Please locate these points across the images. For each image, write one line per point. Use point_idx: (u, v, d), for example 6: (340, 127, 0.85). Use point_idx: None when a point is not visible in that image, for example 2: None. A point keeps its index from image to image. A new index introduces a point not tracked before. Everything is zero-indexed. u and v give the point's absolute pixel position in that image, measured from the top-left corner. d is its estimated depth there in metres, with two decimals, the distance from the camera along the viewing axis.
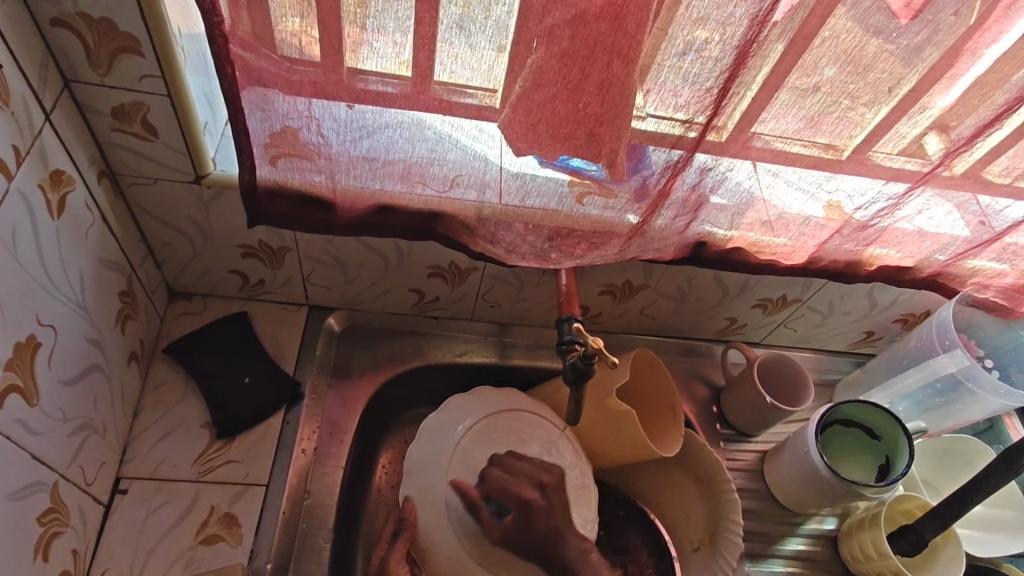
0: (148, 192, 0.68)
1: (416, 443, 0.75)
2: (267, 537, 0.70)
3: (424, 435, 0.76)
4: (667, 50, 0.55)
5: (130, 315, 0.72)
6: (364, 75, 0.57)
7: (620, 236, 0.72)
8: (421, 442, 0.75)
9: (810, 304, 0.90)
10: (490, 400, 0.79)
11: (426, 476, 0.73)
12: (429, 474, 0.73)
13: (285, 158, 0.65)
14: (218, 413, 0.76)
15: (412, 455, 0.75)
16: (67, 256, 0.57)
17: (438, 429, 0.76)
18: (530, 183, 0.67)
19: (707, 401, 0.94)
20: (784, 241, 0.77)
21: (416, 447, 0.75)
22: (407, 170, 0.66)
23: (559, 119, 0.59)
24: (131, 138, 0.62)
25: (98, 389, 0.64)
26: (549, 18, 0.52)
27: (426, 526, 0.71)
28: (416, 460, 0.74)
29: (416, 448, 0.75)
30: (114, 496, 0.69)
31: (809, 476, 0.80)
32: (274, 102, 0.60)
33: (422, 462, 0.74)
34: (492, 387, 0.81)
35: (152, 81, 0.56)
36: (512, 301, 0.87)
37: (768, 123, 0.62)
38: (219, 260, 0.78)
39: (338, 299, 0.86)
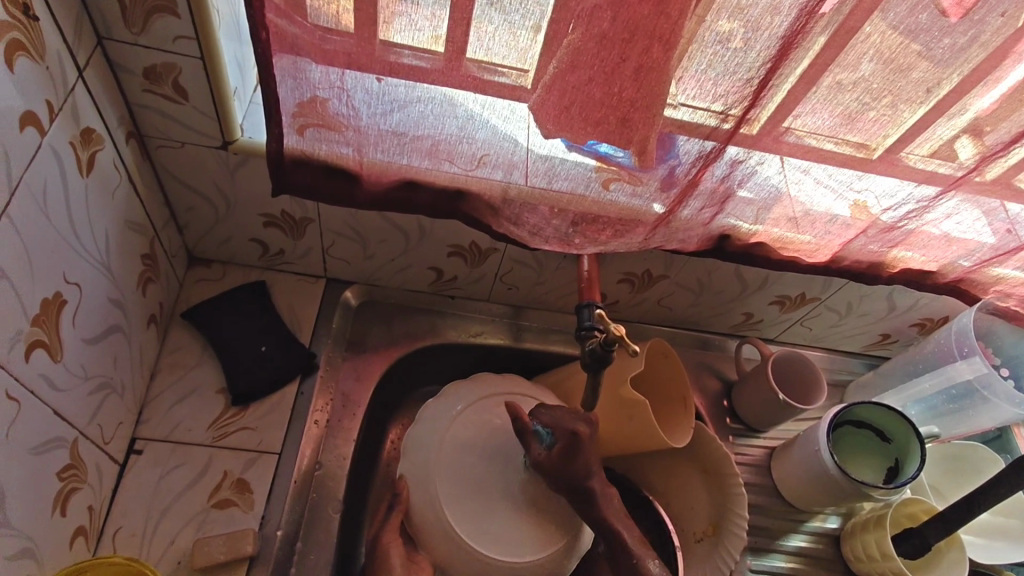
0: (175, 155, 0.68)
1: (415, 427, 0.78)
2: (279, 504, 0.71)
3: (422, 417, 0.79)
4: (702, 40, 0.54)
5: (151, 278, 0.72)
6: (396, 48, 0.57)
7: (646, 225, 0.72)
8: (418, 423, 0.79)
9: (828, 303, 0.90)
10: (488, 385, 0.80)
11: (416, 456, 0.76)
12: (422, 454, 0.75)
13: (313, 128, 0.65)
14: (233, 380, 0.76)
15: (413, 436, 0.78)
16: (93, 215, 0.57)
17: (435, 413, 0.78)
18: (558, 166, 0.67)
19: (718, 395, 0.94)
20: (809, 239, 0.76)
21: (415, 428, 0.78)
22: (435, 146, 0.66)
23: (593, 103, 0.58)
24: (162, 100, 0.61)
25: (118, 348, 0.65)
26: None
27: (416, 504, 0.73)
28: (414, 440, 0.77)
29: (417, 430, 0.78)
30: (129, 455, 0.70)
31: (816, 473, 0.80)
32: (305, 70, 0.59)
33: (420, 442, 0.77)
34: (495, 374, 0.82)
35: (186, 43, 0.56)
36: (530, 284, 0.87)
37: (803, 117, 0.61)
38: (241, 227, 0.78)
39: (356, 274, 0.86)
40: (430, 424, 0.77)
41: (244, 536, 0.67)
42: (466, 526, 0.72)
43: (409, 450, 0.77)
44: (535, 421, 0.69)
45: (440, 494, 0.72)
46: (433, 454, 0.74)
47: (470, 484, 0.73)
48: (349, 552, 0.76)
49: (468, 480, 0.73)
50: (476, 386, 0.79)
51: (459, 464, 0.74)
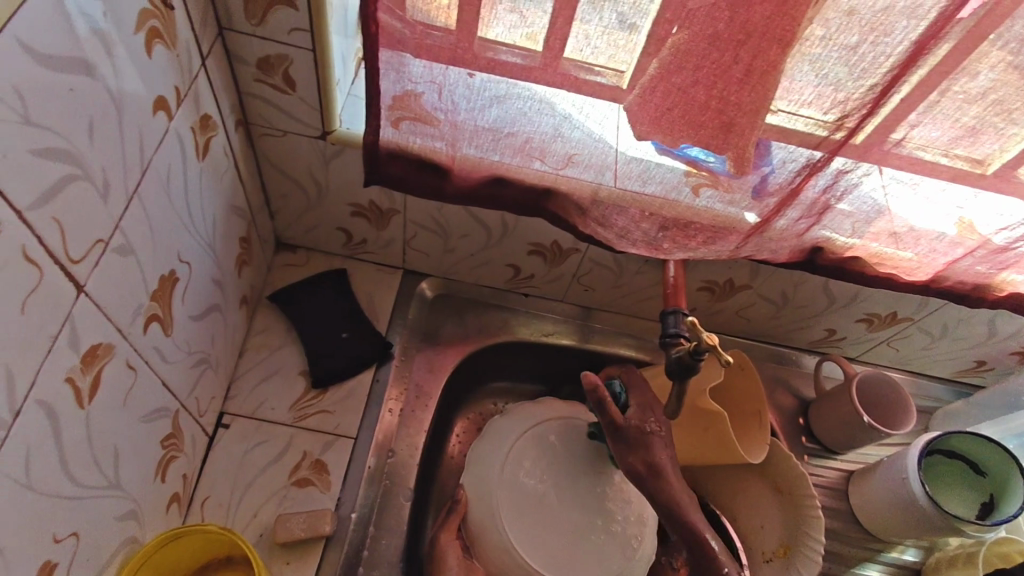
0: (276, 143, 0.70)
1: (480, 440, 0.79)
2: (354, 487, 0.73)
3: (488, 434, 0.79)
4: (815, 43, 0.51)
5: (245, 260, 0.75)
6: (495, 44, 0.57)
7: (739, 233, 0.70)
8: (483, 438, 0.79)
9: (921, 324, 0.85)
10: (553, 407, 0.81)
11: (478, 469, 0.76)
12: (485, 465, 0.76)
13: (409, 121, 0.66)
14: (313, 363, 0.79)
15: (477, 448, 0.79)
16: (205, 198, 0.60)
17: (503, 427, 0.79)
18: (652, 169, 0.66)
19: (793, 412, 0.91)
20: (909, 255, 0.72)
21: (481, 443, 0.79)
22: (528, 144, 0.66)
23: (698, 105, 0.57)
24: (270, 89, 0.63)
25: (215, 326, 0.68)
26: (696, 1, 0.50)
27: (473, 511, 0.73)
28: (478, 454, 0.78)
29: (482, 443, 0.78)
30: (217, 429, 0.73)
31: (904, 502, 0.76)
32: (408, 65, 0.60)
33: (483, 456, 0.77)
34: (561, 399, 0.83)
35: (301, 35, 0.58)
36: (606, 286, 0.86)
37: (919, 128, 0.57)
38: (329, 216, 0.80)
39: (433, 267, 0.87)
40: (496, 437, 0.78)
41: (323, 516, 0.69)
42: (522, 540, 0.72)
43: (473, 462, 0.77)
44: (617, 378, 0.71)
45: (500, 505, 0.73)
46: (498, 468, 0.75)
47: (530, 499, 0.74)
48: (416, 539, 0.77)
49: (529, 496, 0.74)
50: (543, 406, 0.80)
51: (518, 480, 0.75)
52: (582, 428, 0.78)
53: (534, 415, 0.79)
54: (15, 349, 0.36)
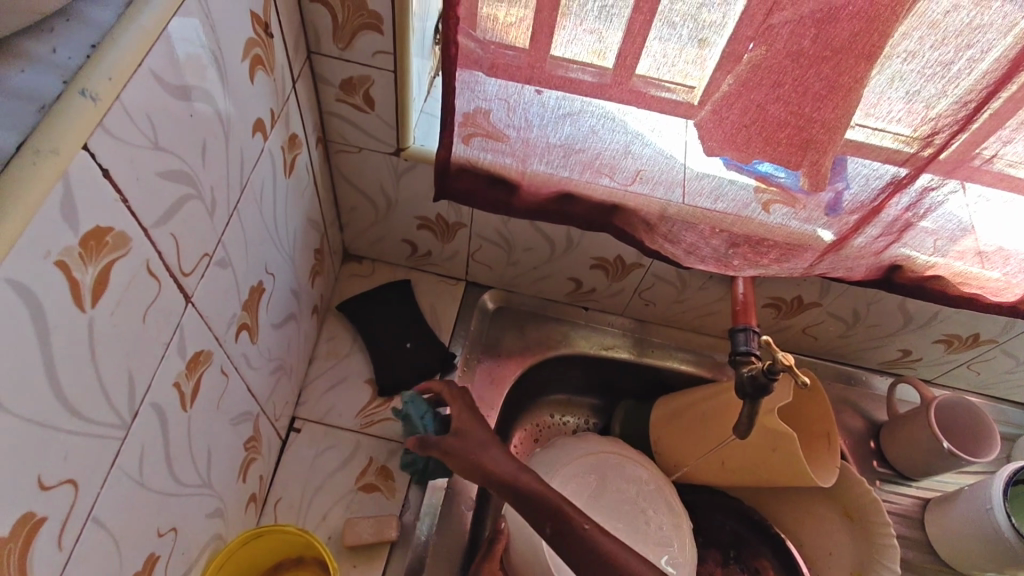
0: (351, 159, 0.73)
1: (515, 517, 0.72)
2: (418, 495, 0.74)
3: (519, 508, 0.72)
4: (897, 59, 0.50)
5: (319, 270, 0.78)
6: (565, 63, 0.57)
7: (814, 250, 0.69)
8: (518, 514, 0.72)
9: (1006, 347, 0.81)
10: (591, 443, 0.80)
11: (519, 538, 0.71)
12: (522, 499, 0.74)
13: (480, 138, 0.67)
14: (379, 371, 0.81)
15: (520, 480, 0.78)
16: (288, 213, 0.63)
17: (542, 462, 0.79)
18: (724, 187, 0.65)
19: (863, 435, 0.88)
20: (997, 276, 0.69)
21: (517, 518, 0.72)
22: (597, 160, 0.66)
23: (777, 122, 0.56)
24: (350, 109, 0.66)
25: (291, 334, 0.71)
26: (773, 19, 0.49)
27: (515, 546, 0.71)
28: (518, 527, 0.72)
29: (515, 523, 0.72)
30: (290, 433, 0.76)
31: (987, 534, 0.72)
32: (483, 84, 0.62)
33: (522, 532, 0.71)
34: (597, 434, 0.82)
35: (383, 58, 0.60)
36: (668, 302, 0.86)
37: (1012, 145, 0.55)
38: (398, 228, 0.83)
39: (495, 279, 0.89)
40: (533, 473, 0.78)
41: (389, 521, 0.70)
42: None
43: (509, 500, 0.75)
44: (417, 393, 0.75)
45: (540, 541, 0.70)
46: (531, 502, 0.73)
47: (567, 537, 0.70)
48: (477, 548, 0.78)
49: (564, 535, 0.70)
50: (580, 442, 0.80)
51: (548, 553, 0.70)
52: (619, 465, 0.78)
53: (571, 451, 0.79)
54: (136, 357, 0.39)
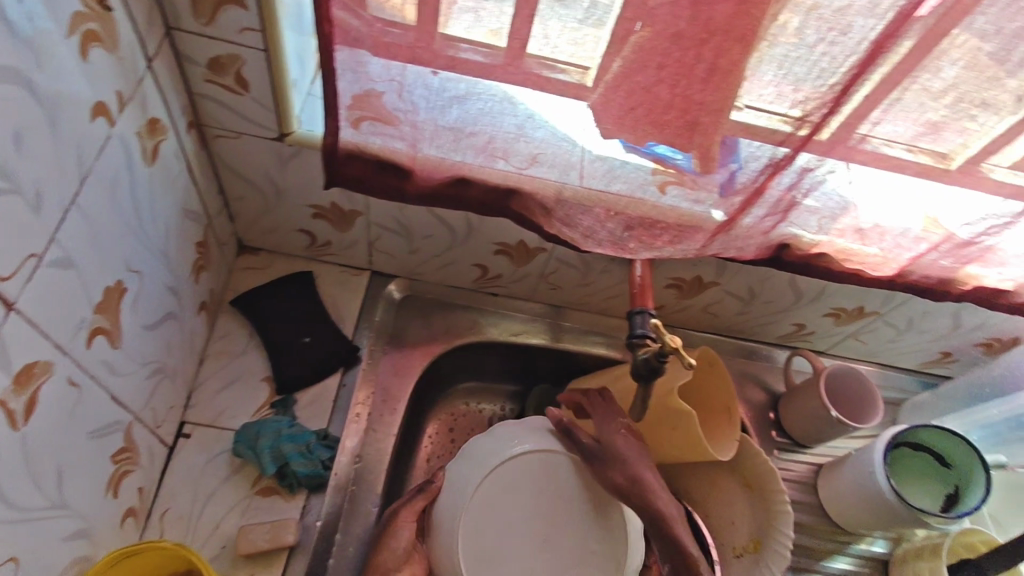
0: (232, 145, 0.68)
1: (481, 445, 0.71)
2: (320, 496, 0.71)
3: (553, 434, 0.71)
4: (776, 40, 0.51)
5: (204, 265, 0.73)
6: (456, 41, 0.55)
7: (705, 231, 0.69)
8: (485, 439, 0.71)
9: (887, 318, 0.86)
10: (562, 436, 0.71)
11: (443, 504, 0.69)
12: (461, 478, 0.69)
13: (369, 121, 0.64)
14: (277, 368, 0.77)
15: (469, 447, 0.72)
16: (156, 203, 0.58)
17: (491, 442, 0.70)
18: (617, 168, 0.65)
19: (763, 406, 0.91)
20: (874, 251, 0.73)
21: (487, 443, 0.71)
22: (490, 144, 0.65)
23: (660, 105, 0.56)
24: (222, 90, 0.61)
25: (172, 334, 0.66)
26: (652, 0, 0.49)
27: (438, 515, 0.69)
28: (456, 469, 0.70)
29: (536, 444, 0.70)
30: (178, 439, 0.71)
31: (872, 496, 0.77)
32: (365, 64, 0.58)
33: (467, 465, 0.70)
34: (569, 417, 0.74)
35: (252, 35, 0.56)
36: (573, 285, 0.86)
37: (880, 125, 0.57)
38: (291, 217, 0.79)
39: (399, 267, 0.86)
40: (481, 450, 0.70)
41: (286, 525, 0.68)
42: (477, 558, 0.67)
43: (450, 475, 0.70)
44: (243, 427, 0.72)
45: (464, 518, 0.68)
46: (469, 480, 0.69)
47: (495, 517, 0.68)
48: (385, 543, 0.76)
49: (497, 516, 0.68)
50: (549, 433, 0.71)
51: (517, 501, 0.69)
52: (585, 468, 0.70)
53: (524, 440, 0.70)
54: None
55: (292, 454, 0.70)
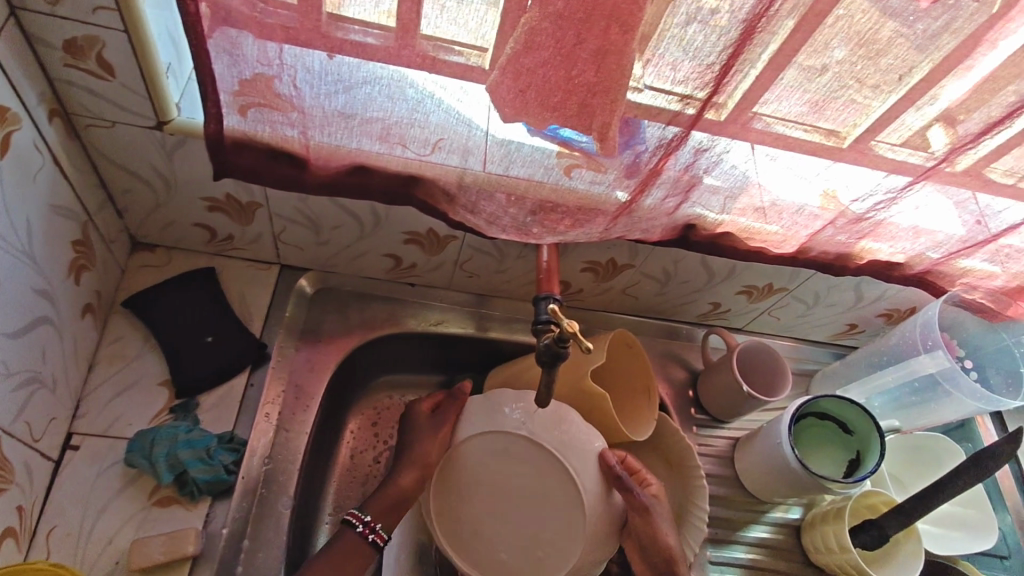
0: (107, 136, 0.63)
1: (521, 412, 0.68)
2: (225, 503, 0.69)
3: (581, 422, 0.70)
4: (670, 18, 0.51)
5: (85, 265, 0.68)
6: (347, 23, 0.53)
7: (605, 214, 0.70)
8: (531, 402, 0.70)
9: (796, 293, 0.89)
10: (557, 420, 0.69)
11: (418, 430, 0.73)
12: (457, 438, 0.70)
13: (255, 108, 0.60)
14: (176, 372, 0.73)
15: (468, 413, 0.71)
16: (10, 205, 0.55)
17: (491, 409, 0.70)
18: (515, 152, 0.64)
19: (683, 384, 0.93)
20: (776, 229, 0.74)
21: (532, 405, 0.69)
22: (386, 130, 0.62)
23: (549, 87, 0.55)
24: (85, 76, 0.57)
25: (47, 341, 0.62)
26: None
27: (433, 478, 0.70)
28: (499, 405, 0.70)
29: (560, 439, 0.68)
30: (64, 452, 0.67)
31: (778, 466, 0.79)
32: (241, 45, 0.55)
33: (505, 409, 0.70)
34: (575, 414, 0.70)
35: (107, 15, 0.52)
36: (490, 272, 0.85)
37: (771, 104, 0.58)
38: (185, 211, 0.74)
39: (310, 260, 0.83)
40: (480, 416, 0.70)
41: (186, 536, 0.65)
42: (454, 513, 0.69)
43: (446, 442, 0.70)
44: (135, 436, 0.69)
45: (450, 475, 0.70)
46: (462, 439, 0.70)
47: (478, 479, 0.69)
48: (299, 545, 0.74)
49: (481, 481, 0.69)
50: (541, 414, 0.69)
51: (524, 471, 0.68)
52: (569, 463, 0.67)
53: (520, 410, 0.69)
54: None
55: (190, 461, 0.67)
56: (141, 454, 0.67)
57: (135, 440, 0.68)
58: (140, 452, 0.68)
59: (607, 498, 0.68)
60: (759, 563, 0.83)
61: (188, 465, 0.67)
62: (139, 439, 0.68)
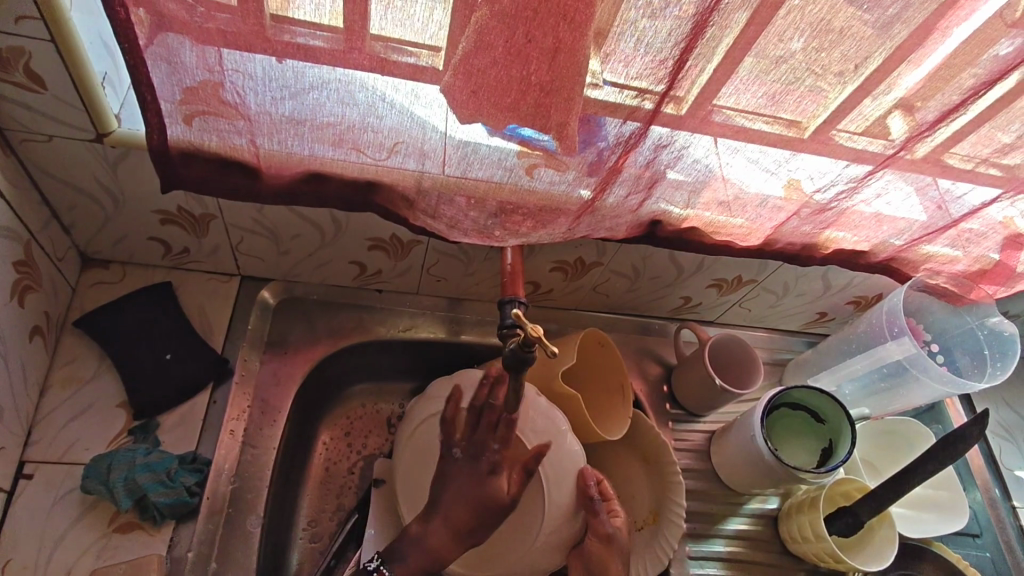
0: (46, 151, 0.61)
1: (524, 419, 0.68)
2: (190, 525, 0.67)
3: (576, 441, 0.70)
4: (623, 12, 0.50)
5: (30, 286, 0.66)
6: (292, 25, 0.50)
7: (568, 214, 0.69)
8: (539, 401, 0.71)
9: (765, 284, 0.89)
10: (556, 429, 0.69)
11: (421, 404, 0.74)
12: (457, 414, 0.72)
13: (200, 117, 0.58)
14: (134, 392, 0.71)
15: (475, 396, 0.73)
16: None
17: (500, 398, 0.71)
18: (473, 154, 0.62)
19: (658, 380, 0.93)
20: (741, 222, 0.74)
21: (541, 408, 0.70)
22: (339, 135, 0.60)
23: (502, 87, 0.54)
24: (16, 89, 0.55)
25: None
26: None
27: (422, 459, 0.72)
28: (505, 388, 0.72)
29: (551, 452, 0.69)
30: (18, 481, 0.65)
31: (752, 458, 0.80)
32: (180, 53, 0.52)
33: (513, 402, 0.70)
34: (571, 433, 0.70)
35: (32, 24, 0.50)
36: (458, 276, 0.84)
37: (729, 97, 0.57)
38: (136, 225, 0.72)
39: (272, 270, 0.81)
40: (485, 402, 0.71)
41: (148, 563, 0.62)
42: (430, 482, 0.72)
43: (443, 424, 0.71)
44: (92, 461, 0.66)
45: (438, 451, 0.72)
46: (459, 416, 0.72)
47: None
48: (269, 564, 0.72)
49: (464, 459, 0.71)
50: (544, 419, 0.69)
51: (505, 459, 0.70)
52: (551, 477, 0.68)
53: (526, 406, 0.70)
54: None
55: (149, 485, 0.65)
56: (99, 479, 0.65)
57: (92, 465, 0.66)
58: (97, 478, 0.65)
59: (574, 517, 0.69)
60: (737, 555, 0.83)
61: (150, 486, 0.65)
62: (96, 465, 0.66)
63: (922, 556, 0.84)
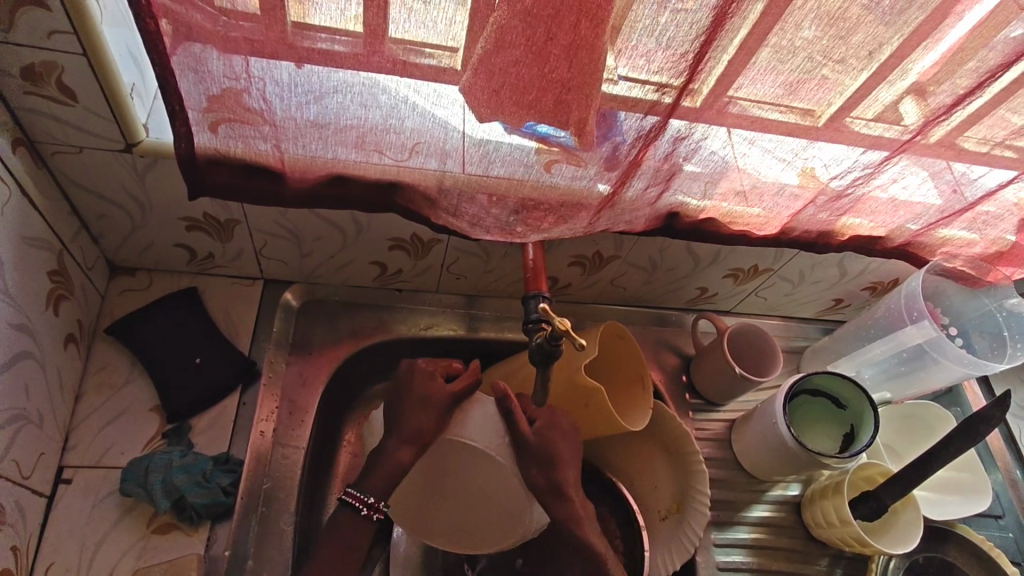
0: (75, 161, 0.62)
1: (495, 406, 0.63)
2: (225, 525, 0.68)
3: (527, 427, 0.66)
4: (641, 6, 0.50)
5: (63, 295, 0.67)
6: (314, 31, 0.51)
7: (589, 209, 0.70)
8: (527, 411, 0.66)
9: (781, 273, 0.90)
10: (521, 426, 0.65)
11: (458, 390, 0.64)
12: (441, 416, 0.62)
13: (226, 123, 0.59)
14: (166, 397, 0.73)
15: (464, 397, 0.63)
16: None
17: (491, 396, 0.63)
18: (493, 152, 0.63)
19: (676, 370, 0.94)
20: (758, 212, 0.75)
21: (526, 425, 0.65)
22: (361, 138, 0.61)
23: (523, 84, 0.54)
24: (48, 102, 0.56)
25: (30, 375, 0.62)
26: None
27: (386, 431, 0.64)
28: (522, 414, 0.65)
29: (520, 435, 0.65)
30: (57, 486, 0.66)
31: (773, 445, 0.81)
32: (207, 61, 0.53)
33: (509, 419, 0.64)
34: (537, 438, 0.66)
35: (64, 38, 0.51)
36: (477, 272, 0.85)
37: (745, 88, 0.58)
38: (162, 233, 0.73)
39: (295, 273, 0.82)
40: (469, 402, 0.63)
41: (186, 563, 0.64)
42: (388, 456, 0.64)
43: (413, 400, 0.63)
44: (127, 465, 0.67)
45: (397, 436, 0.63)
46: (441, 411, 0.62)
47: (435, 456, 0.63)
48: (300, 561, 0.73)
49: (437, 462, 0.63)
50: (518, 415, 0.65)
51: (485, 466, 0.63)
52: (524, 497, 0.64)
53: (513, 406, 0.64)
54: None
55: (186, 487, 0.67)
56: (139, 479, 0.67)
57: (127, 467, 0.67)
58: (137, 479, 0.66)
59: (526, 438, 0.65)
60: (762, 542, 0.84)
61: (187, 486, 0.67)
62: (130, 469, 0.67)
63: (948, 539, 0.85)
